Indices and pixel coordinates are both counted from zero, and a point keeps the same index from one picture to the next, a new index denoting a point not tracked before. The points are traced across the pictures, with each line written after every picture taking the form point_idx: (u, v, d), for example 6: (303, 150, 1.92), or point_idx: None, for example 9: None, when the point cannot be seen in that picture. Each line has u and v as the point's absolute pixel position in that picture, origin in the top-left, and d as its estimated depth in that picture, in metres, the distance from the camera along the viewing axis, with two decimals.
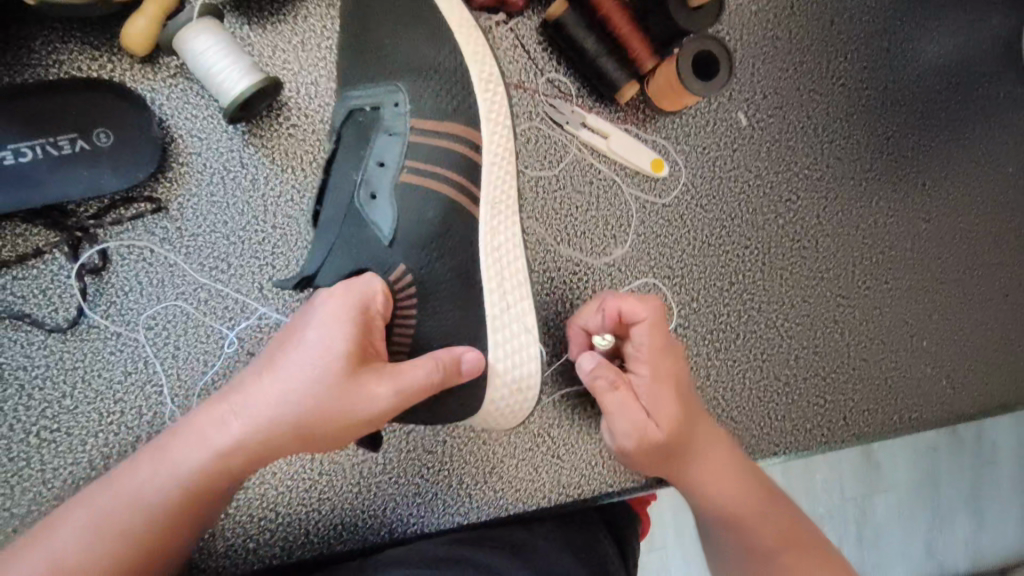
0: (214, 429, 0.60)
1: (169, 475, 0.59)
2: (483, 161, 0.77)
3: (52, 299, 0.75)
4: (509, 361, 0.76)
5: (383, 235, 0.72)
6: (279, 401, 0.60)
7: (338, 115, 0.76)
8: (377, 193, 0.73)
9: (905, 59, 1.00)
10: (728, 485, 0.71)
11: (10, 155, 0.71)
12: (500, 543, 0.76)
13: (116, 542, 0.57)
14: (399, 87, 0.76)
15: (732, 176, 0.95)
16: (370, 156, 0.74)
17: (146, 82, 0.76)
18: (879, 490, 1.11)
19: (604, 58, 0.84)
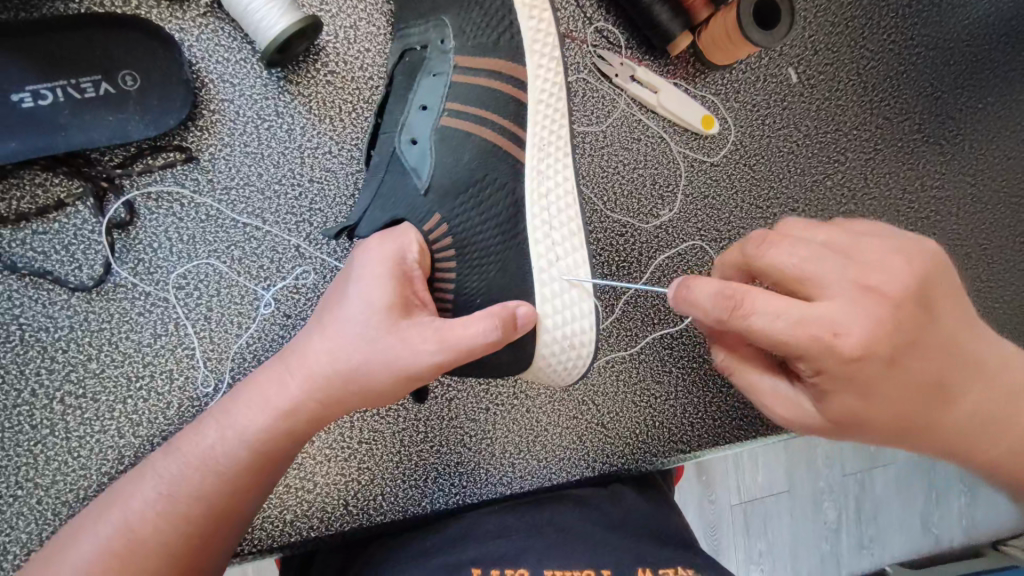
0: (276, 388, 0.61)
1: (236, 432, 0.61)
2: (529, 106, 0.70)
3: (75, 256, 0.69)
4: (560, 315, 0.68)
5: (419, 182, 0.67)
6: (327, 361, 0.59)
7: (393, 56, 0.73)
8: (419, 137, 0.69)
9: (960, 16, 0.95)
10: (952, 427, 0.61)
11: (28, 97, 0.66)
12: (553, 513, 0.73)
13: (187, 496, 0.60)
14: (446, 21, 0.70)
15: (782, 135, 0.91)
16: (414, 98, 0.70)
17: (175, 22, 0.70)
18: (880, 464, 1.14)
19: (658, 6, 0.80)
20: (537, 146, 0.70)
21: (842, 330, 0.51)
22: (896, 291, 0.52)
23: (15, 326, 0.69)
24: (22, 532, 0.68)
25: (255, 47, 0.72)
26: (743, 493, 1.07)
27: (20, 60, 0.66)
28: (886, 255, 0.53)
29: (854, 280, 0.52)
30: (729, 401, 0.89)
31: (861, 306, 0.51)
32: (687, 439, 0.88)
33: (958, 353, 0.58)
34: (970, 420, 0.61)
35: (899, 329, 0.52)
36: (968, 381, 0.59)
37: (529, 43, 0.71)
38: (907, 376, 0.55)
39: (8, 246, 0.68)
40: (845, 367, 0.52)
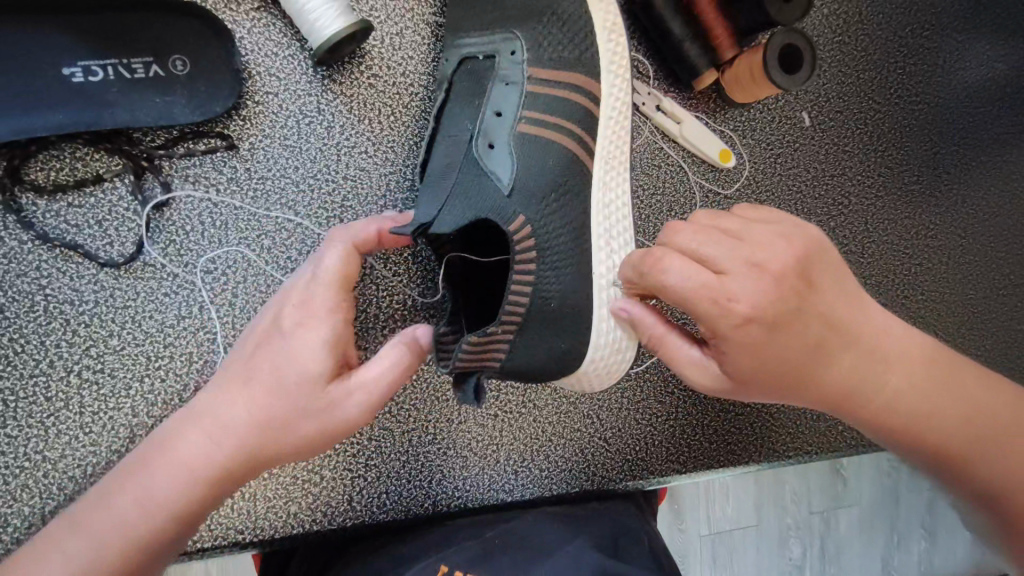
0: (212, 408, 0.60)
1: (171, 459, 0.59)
2: (601, 116, 0.74)
3: (108, 231, 0.70)
4: (609, 323, 0.70)
5: (502, 184, 0.68)
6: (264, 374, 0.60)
7: (451, 64, 0.74)
8: (496, 142, 0.70)
9: (960, 78, 1.01)
10: (851, 388, 0.64)
11: (79, 73, 0.68)
12: (562, 529, 0.75)
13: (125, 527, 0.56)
14: (520, 36, 0.73)
15: (792, 175, 0.95)
16: (489, 104, 0.71)
17: (228, 12, 0.72)
18: (844, 504, 1.21)
19: (688, 42, 0.84)
20: (604, 159, 0.74)
21: (735, 297, 0.57)
22: (778, 268, 0.58)
23: (41, 297, 0.69)
24: (25, 504, 0.68)
25: (304, 45, 0.74)
26: (712, 524, 1.13)
27: (75, 35, 0.68)
28: (775, 239, 0.60)
29: (746, 259, 0.58)
30: (725, 425, 0.92)
31: (749, 278, 0.58)
32: (682, 460, 0.91)
33: (840, 325, 0.62)
34: (848, 387, 0.64)
35: (787, 298, 0.58)
36: (847, 348, 0.63)
37: (607, 63, 0.75)
38: (797, 342, 0.60)
39: (42, 217, 0.69)
40: (740, 330, 0.58)
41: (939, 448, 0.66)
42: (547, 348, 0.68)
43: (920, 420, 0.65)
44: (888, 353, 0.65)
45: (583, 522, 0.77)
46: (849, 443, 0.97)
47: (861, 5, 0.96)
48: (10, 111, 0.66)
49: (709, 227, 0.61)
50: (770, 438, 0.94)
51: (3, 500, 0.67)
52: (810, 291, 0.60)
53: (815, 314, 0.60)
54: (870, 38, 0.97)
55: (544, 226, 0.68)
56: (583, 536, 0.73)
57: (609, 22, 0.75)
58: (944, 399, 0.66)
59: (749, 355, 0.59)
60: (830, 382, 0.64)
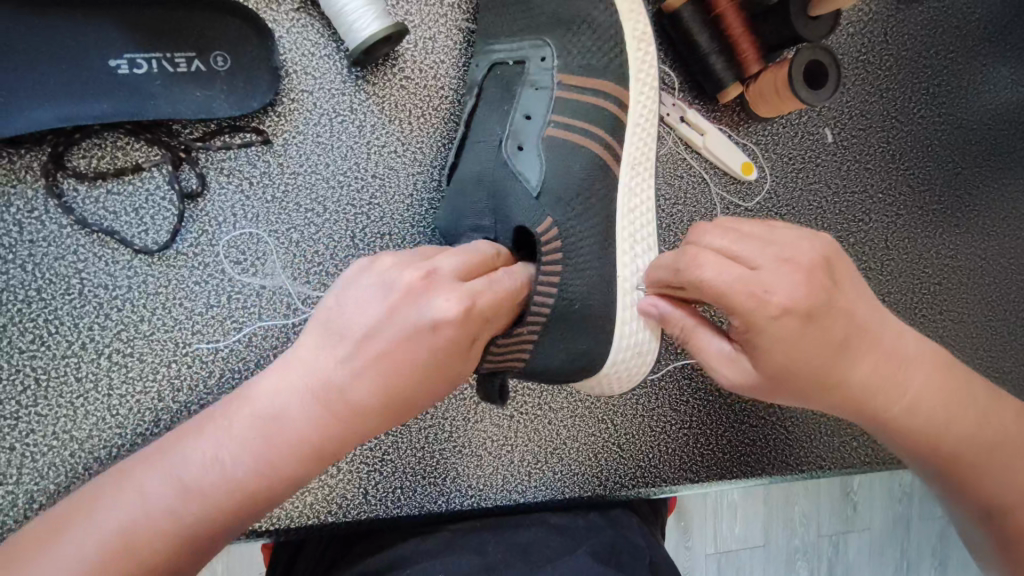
0: (405, 365, 0.56)
1: (252, 418, 0.57)
2: (630, 118, 0.75)
3: (143, 219, 0.72)
4: (631, 324, 0.71)
5: (530, 185, 0.68)
6: (385, 333, 0.56)
7: (480, 69, 0.76)
8: (525, 144, 0.71)
9: (983, 101, 1.01)
10: (874, 390, 0.64)
11: (125, 65, 0.70)
12: (570, 538, 0.75)
13: (166, 527, 0.53)
14: (547, 42, 0.74)
15: (813, 190, 0.96)
16: (518, 108, 0.73)
17: (270, 12, 0.74)
18: (855, 527, 1.20)
19: (713, 56, 0.86)
20: (630, 164, 0.75)
21: (772, 289, 0.57)
22: (809, 264, 0.59)
23: (77, 280, 0.70)
24: (51, 482, 0.69)
25: (340, 46, 0.76)
26: (718, 543, 1.13)
27: (124, 29, 0.70)
28: (798, 239, 0.61)
29: (777, 255, 0.59)
30: (739, 437, 0.92)
31: (787, 272, 0.58)
32: (695, 469, 0.91)
33: (865, 325, 0.62)
34: (869, 385, 0.64)
35: (820, 294, 0.58)
36: (870, 348, 0.63)
37: (634, 71, 0.76)
38: (827, 339, 0.60)
39: (81, 203, 0.71)
40: (777, 322, 0.57)
41: (951, 455, 0.67)
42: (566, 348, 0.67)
43: (939, 426, 0.66)
44: (908, 356, 0.65)
45: (593, 531, 0.77)
46: (863, 461, 0.96)
47: (885, 25, 0.97)
48: (58, 98, 0.69)
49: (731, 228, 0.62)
50: (784, 452, 0.94)
51: (30, 478, 0.69)
52: (838, 290, 0.60)
53: (844, 313, 0.60)
54: (895, 57, 0.98)
55: (575, 229, 0.68)
56: (591, 545, 0.73)
57: (638, 32, 0.75)
58: (962, 405, 0.66)
59: (783, 347, 0.59)
60: (853, 382, 0.63)
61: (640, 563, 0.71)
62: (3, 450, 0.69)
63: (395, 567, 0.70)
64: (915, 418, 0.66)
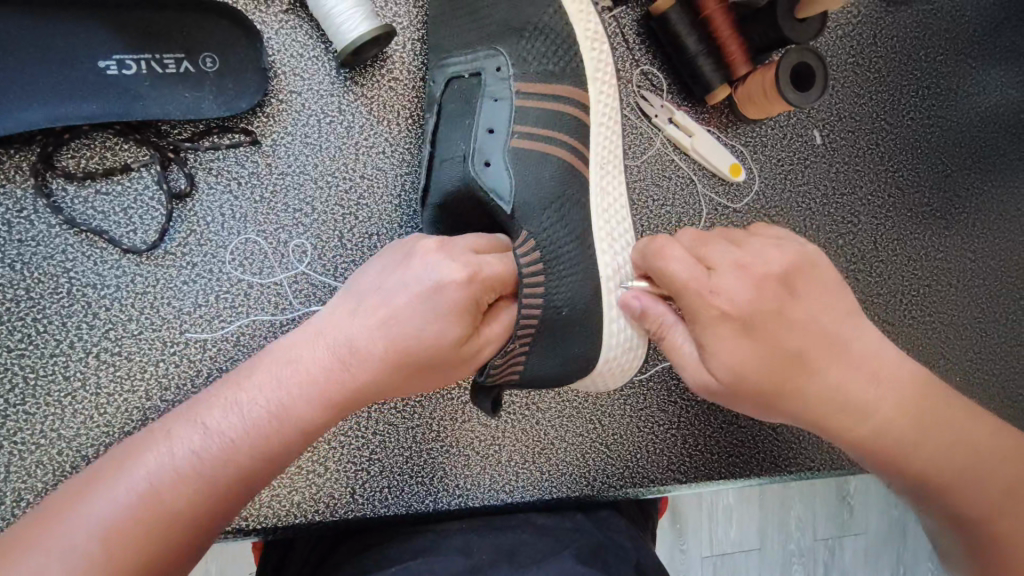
0: (412, 321, 0.60)
1: (275, 380, 0.60)
2: (592, 118, 0.73)
3: (132, 219, 0.73)
4: (618, 322, 0.67)
5: (503, 202, 0.68)
6: (398, 294, 0.61)
7: (438, 85, 0.76)
8: (492, 159, 0.70)
9: (972, 104, 1.01)
10: (841, 403, 0.64)
11: (114, 66, 0.71)
12: (555, 540, 0.75)
13: (190, 467, 0.56)
14: (501, 51, 0.73)
15: (802, 192, 0.96)
16: (482, 121, 0.71)
17: (258, 14, 0.75)
18: (849, 531, 1.20)
19: (701, 58, 0.86)
20: (598, 164, 0.72)
21: (720, 290, 0.60)
22: (763, 269, 0.61)
23: (65, 279, 0.71)
24: (38, 480, 0.69)
25: (328, 47, 0.76)
26: (714, 547, 1.14)
27: (113, 30, 0.71)
28: (767, 248, 0.63)
29: (736, 258, 0.61)
30: (727, 437, 0.92)
31: (736, 278, 0.60)
32: (683, 470, 0.91)
33: (829, 338, 0.63)
34: (833, 399, 0.64)
35: (770, 300, 0.60)
36: (833, 360, 0.63)
37: (592, 71, 0.74)
38: (780, 344, 0.61)
39: (70, 202, 0.71)
40: (718, 321, 0.60)
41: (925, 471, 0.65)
42: (560, 355, 0.66)
43: (904, 445, 0.65)
44: (878, 371, 0.65)
45: (578, 533, 0.77)
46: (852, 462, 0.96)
47: (873, 28, 0.97)
48: (46, 99, 0.69)
49: (709, 235, 0.65)
50: (772, 452, 0.94)
51: (17, 475, 0.69)
52: (797, 297, 0.61)
53: (799, 321, 0.61)
54: (883, 60, 0.98)
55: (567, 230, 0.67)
56: (575, 547, 0.73)
57: (590, 31, 0.73)
58: (934, 426, 0.65)
59: (731, 347, 0.60)
60: (817, 394, 0.63)
61: (623, 565, 0.71)
62: None
63: (379, 568, 0.70)
64: (883, 435, 0.65)
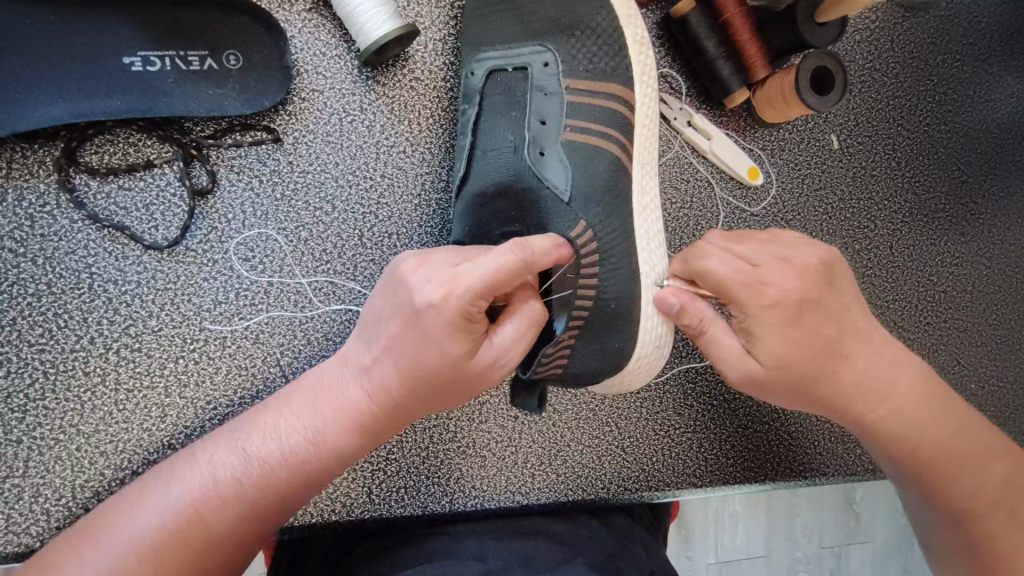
0: (409, 344, 0.57)
1: (314, 400, 0.63)
2: (637, 119, 0.74)
3: (154, 215, 0.73)
4: (653, 319, 0.70)
5: (559, 191, 0.69)
6: (397, 325, 0.57)
7: (479, 76, 0.75)
8: (547, 149, 0.71)
9: (989, 110, 1.01)
10: (869, 394, 0.66)
11: (138, 62, 0.71)
12: (569, 546, 0.75)
13: (229, 487, 0.60)
14: (550, 47, 0.73)
15: (818, 196, 0.96)
16: (533, 112, 0.72)
17: (283, 12, 0.75)
18: (858, 540, 1.19)
19: (721, 61, 0.86)
20: (639, 164, 0.74)
21: (767, 281, 0.61)
22: (807, 263, 0.63)
23: (87, 274, 0.71)
24: (56, 475, 0.69)
25: (351, 47, 0.77)
26: (720, 554, 1.13)
27: (138, 28, 0.71)
28: (801, 246, 0.66)
29: (776, 253, 0.64)
30: (743, 441, 0.92)
31: (779, 270, 0.62)
32: (698, 474, 0.90)
33: (857, 331, 0.66)
34: (856, 388, 0.66)
35: (811, 291, 0.62)
36: (860, 350, 0.66)
37: (637, 74, 0.74)
38: (818, 332, 0.63)
39: (93, 198, 0.72)
40: (764, 309, 0.61)
41: (933, 459, 0.67)
42: (601, 349, 0.68)
43: (927, 435, 0.67)
44: (899, 363, 0.67)
45: (595, 540, 0.76)
46: (867, 468, 0.96)
47: (892, 33, 0.97)
48: (72, 95, 0.69)
49: (745, 235, 0.67)
50: (787, 457, 0.93)
51: (36, 471, 0.69)
52: (833, 291, 0.64)
53: (833, 313, 0.64)
54: (901, 65, 0.98)
55: (593, 232, 0.68)
56: (589, 555, 0.72)
57: (637, 35, 0.74)
58: (952, 419, 0.68)
59: (772, 333, 0.62)
60: (848, 381, 0.66)
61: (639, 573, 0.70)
62: (11, 442, 0.69)
63: (394, 571, 0.70)
64: (906, 425, 0.67)
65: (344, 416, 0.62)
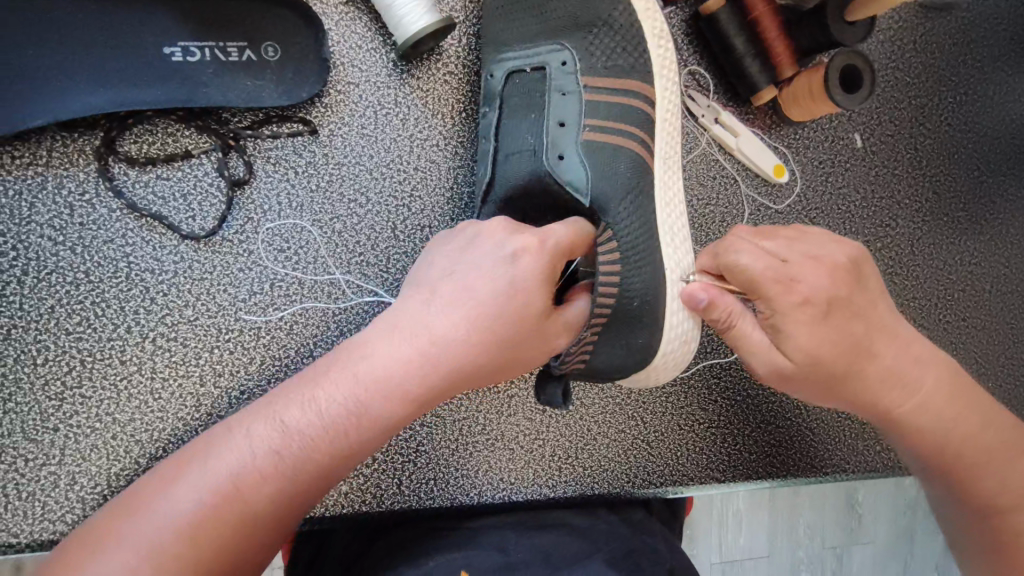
0: (488, 296, 0.60)
1: (353, 377, 0.60)
2: (657, 113, 0.75)
3: (191, 205, 0.73)
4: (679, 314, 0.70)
5: (580, 195, 0.69)
6: (479, 280, 0.61)
7: (497, 78, 0.76)
8: (565, 152, 0.70)
9: (1009, 111, 1.03)
10: (898, 387, 0.67)
11: (179, 52, 0.71)
12: (593, 540, 0.75)
13: (271, 464, 0.58)
14: (568, 46, 0.74)
15: (841, 195, 0.97)
16: (551, 115, 0.72)
17: (320, 5, 0.75)
18: (858, 540, 1.20)
19: (749, 60, 0.87)
20: (662, 158, 0.75)
21: (797, 279, 0.62)
22: (834, 260, 0.64)
23: (124, 264, 0.71)
24: (93, 464, 0.70)
25: (386, 40, 0.77)
26: (723, 554, 1.14)
27: (178, 18, 0.72)
28: (829, 243, 0.66)
29: (806, 249, 0.64)
30: (766, 437, 0.93)
31: (809, 268, 0.63)
32: (722, 469, 0.91)
33: (886, 326, 0.66)
34: (883, 383, 0.66)
35: (840, 289, 0.63)
36: (889, 346, 0.66)
37: (657, 68, 0.75)
38: (846, 328, 0.64)
39: (132, 187, 0.72)
40: (795, 308, 0.62)
41: (956, 454, 0.68)
42: (625, 345, 0.68)
43: (952, 430, 0.67)
44: (926, 357, 0.68)
45: (614, 536, 0.76)
46: (885, 464, 0.97)
47: (915, 33, 0.98)
48: (115, 84, 0.70)
49: (773, 231, 0.67)
50: (809, 453, 0.94)
51: (72, 459, 0.69)
52: (861, 287, 0.65)
53: (862, 310, 0.65)
54: (924, 66, 0.99)
55: (629, 227, 0.68)
56: (606, 551, 0.72)
57: (656, 30, 0.74)
58: (976, 413, 0.68)
59: (803, 330, 0.62)
60: (876, 376, 0.66)
61: (669, 566, 0.71)
62: (47, 430, 0.69)
63: (425, 562, 0.71)
64: (931, 420, 0.67)
65: (392, 388, 0.60)
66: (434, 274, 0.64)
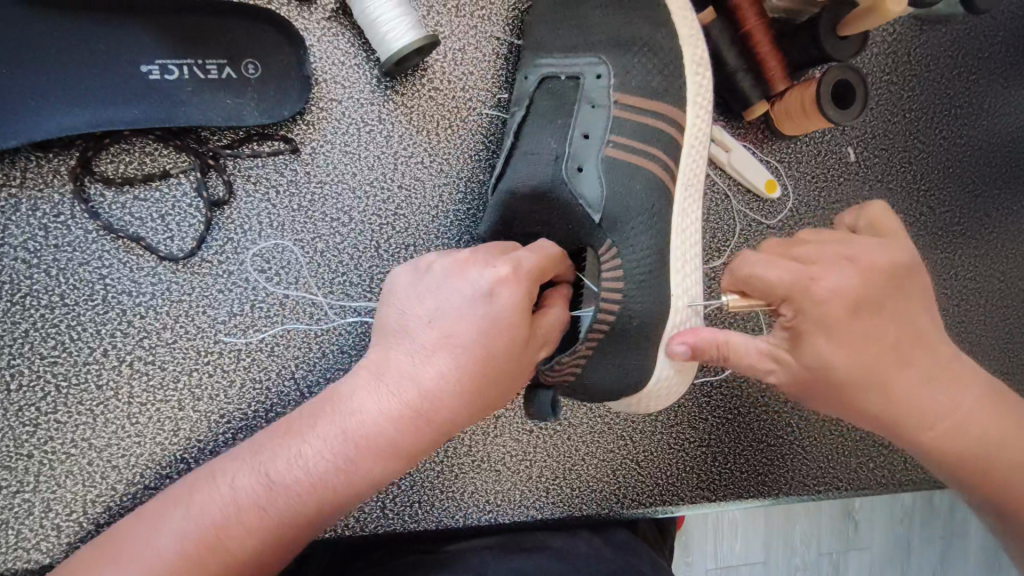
0: (471, 343, 0.57)
1: (341, 425, 0.58)
2: (686, 139, 0.73)
3: (169, 226, 0.72)
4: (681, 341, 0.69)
5: (590, 209, 0.68)
6: (453, 321, 0.57)
7: (531, 81, 0.75)
8: (584, 165, 0.70)
9: (1004, 125, 1.01)
10: (924, 406, 0.62)
11: (156, 71, 0.70)
12: (575, 563, 0.73)
13: (255, 513, 0.57)
14: (605, 60, 0.73)
15: (834, 209, 0.95)
16: (576, 126, 0.71)
17: (302, 21, 0.74)
18: (854, 545, 1.19)
19: (740, 74, 0.86)
20: (684, 182, 0.73)
21: (820, 282, 0.59)
22: (874, 263, 0.59)
23: (101, 286, 0.70)
24: (69, 490, 0.68)
25: (369, 56, 0.75)
26: (718, 559, 1.13)
27: (156, 36, 0.70)
28: (877, 244, 0.61)
29: (842, 250, 0.60)
30: (757, 455, 0.91)
31: (840, 270, 0.59)
32: (712, 488, 0.90)
33: (919, 340, 0.61)
34: (923, 403, 0.62)
35: (872, 296, 0.59)
36: (918, 361, 0.62)
37: (691, 95, 0.73)
38: (871, 338, 0.60)
39: (109, 208, 0.70)
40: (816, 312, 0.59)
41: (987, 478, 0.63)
42: (610, 370, 0.67)
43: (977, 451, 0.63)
44: (958, 377, 0.63)
45: (597, 559, 0.74)
46: (877, 482, 0.95)
47: (910, 45, 0.97)
48: (92, 103, 0.68)
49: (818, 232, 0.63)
50: (801, 471, 0.93)
51: (47, 486, 0.68)
52: (898, 294, 0.60)
53: (892, 320, 0.60)
54: (919, 79, 0.98)
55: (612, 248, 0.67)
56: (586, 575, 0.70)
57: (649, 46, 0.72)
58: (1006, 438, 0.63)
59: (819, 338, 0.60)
60: (902, 392, 0.61)
61: None
62: (22, 457, 0.68)
63: None
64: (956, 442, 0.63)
65: (377, 438, 0.57)
66: (404, 313, 0.60)
